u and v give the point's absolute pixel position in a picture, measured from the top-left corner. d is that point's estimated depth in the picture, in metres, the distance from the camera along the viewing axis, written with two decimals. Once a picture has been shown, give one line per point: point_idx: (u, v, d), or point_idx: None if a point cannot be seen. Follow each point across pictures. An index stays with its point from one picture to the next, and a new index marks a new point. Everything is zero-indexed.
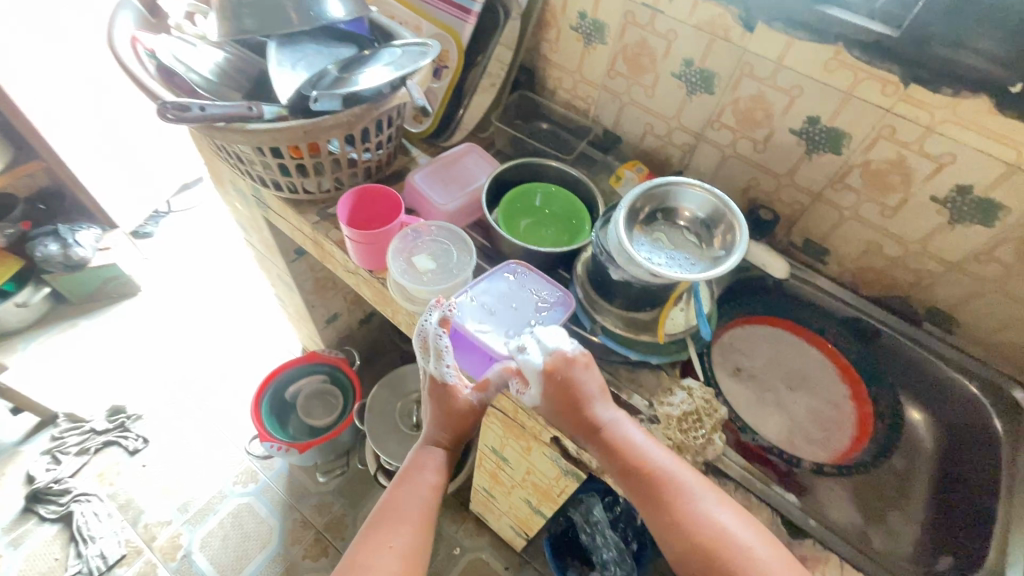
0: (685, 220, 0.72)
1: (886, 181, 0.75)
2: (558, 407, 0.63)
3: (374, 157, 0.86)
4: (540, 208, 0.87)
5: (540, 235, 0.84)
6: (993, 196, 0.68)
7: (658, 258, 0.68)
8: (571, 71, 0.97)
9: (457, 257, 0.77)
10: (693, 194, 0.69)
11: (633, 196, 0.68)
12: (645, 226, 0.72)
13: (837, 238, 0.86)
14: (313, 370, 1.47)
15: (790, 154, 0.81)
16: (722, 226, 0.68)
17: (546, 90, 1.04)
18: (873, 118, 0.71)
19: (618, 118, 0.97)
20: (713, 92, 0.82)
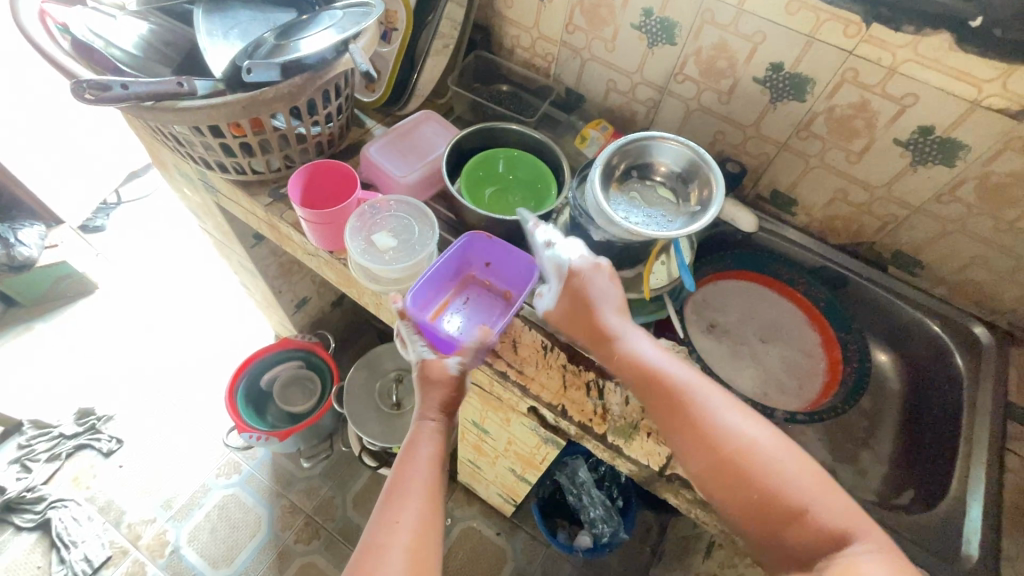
0: (662, 175, 0.70)
1: (850, 126, 0.74)
2: (574, 310, 0.65)
3: (325, 131, 0.81)
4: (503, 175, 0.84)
5: (503, 202, 0.81)
6: (954, 135, 0.68)
7: (636, 217, 0.67)
8: (529, 27, 0.93)
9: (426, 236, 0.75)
10: (668, 148, 0.68)
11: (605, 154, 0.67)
12: (621, 183, 0.70)
13: (805, 187, 0.85)
14: (290, 356, 1.43)
15: (755, 104, 0.79)
16: (698, 180, 0.67)
17: (504, 49, 0.99)
18: (836, 61, 0.69)
19: (580, 77, 0.93)
20: (675, 42, 0.79)
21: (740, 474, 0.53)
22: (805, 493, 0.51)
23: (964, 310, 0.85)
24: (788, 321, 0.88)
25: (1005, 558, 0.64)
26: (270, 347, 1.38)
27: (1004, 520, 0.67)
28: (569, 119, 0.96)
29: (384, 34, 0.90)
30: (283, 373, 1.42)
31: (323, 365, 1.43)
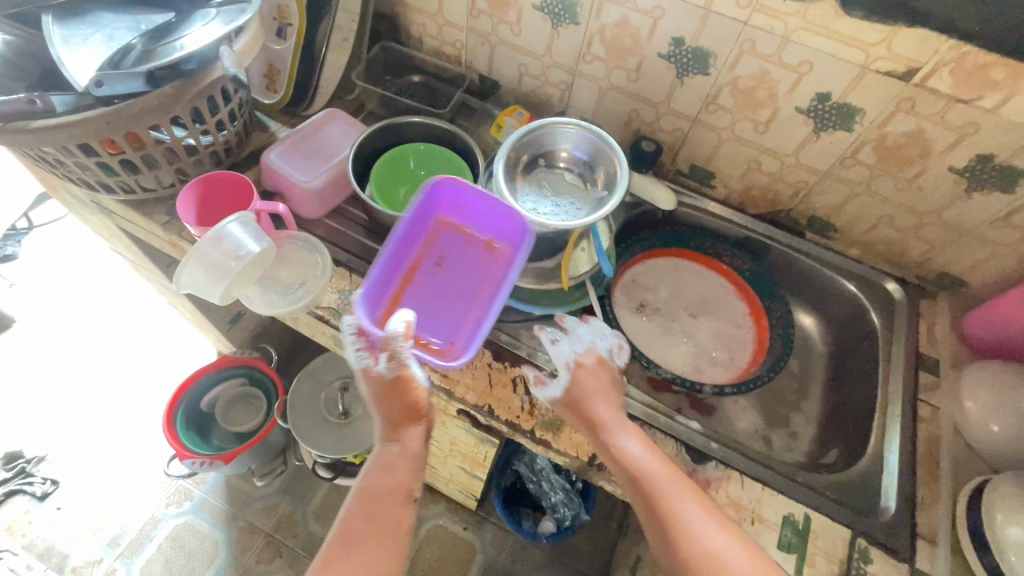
0: (567, 160, 0.74)
1: (755, 97, 0.74)
2: (567, 401, 0.63)
3: (218, 141, 0.76)
4: (416, 172, 0.81)
5: (425, 196, 0.79)
6: (850, 100, 0.69)
7: (545, 207, 0.71)
8: (432, 14, 0.88)
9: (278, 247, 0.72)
10: (568, 134, 0.71)
11: (515, 143, 0.69)
12: (529, 172, 0.74)
13: (719, 159, 0.85)
14: (233, 372, 1.37)
15: (663, 81, 0.78)
16: (601, 165, 0.70)
17: (410, 38, 0.95)
18: (734, 33, 0.69)
19: (491, 64, 0.91)
20: (577, 21, 0.77)
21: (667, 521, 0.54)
22: None
23: (879, 269, 0.88)
24: (716, 293, 0.89)
25: (919, 499, 0.68)
26: (206, 367, 1.31)
27: (919, 467, 0.70)
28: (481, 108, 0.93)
29: (278, 30, 0.85)
30: (223, 393, 1.36)
31: (267, 378, 1.37)
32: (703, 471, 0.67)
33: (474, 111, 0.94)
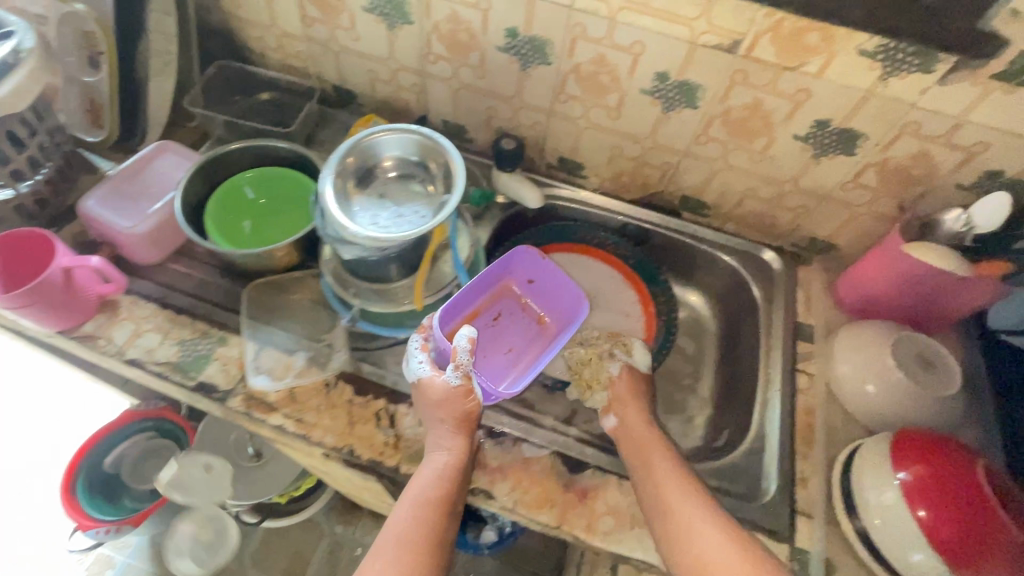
0: (397, 170, 0.93)
1: (750, 127, 0.97)
2: (665, 506, 0.80)
3: (18, 191, 0.95)
4: (256, 201, 1.03)
5: (268, 234, 1.01)
6: (854, 124, 0.90)
7: (385, 219, 0.86)
8: (382, 61, 1.10)
9: (307, 351, 0.96)
10: (395, 146, 0.92)
11: (349, 149, 0.89)
12: (361, 190, 0.89)
13: (678, 173, 1.12)
14: (138, 425, 1.42)
15: (646, 111, 1.01)
16: (429, 159, 0.92)
17: (364, 89, 1.18)
18: (729, 63, 0.88)
19: (455, 105, 1.14)
20: (550, 62, 0.98)
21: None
22: None
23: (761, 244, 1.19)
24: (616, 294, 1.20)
25: (801, 480, 0.90)
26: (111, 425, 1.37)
27: (796, 444, 0.94)
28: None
29: (91, 59, 1.00)
30: (130, 453, 1.44)
31: (176, 428, 1.45)
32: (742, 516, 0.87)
33: None
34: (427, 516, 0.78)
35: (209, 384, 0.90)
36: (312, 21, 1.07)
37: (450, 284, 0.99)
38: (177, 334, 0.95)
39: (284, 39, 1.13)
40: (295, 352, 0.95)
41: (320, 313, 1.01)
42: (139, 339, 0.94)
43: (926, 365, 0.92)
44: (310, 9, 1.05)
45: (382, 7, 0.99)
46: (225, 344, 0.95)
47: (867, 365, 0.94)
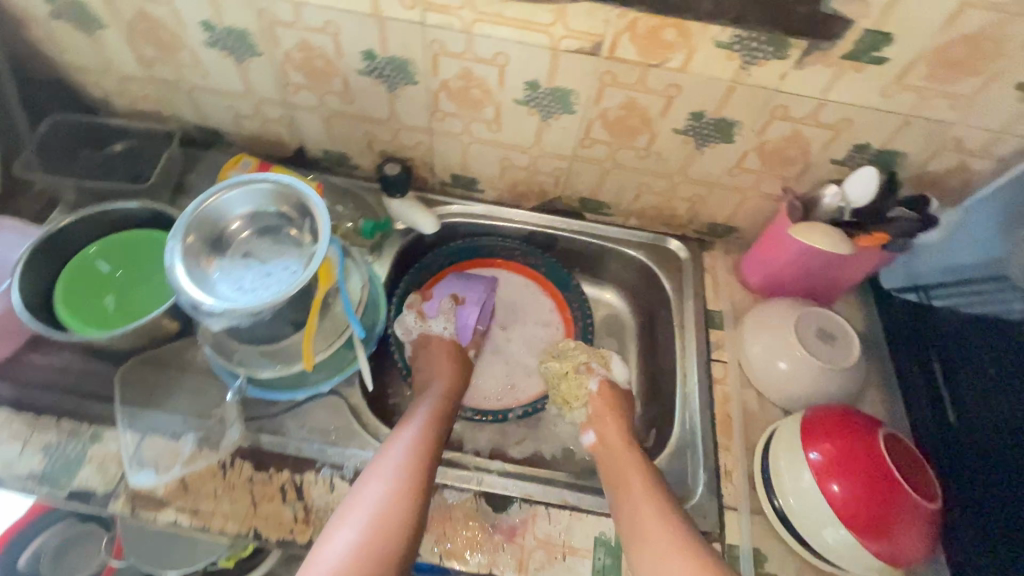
0: (254, 228, 0.57)
1: (783, 157, 0.67)
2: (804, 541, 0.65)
3: None
4: (113, 275, 0.66)
5: (135, 305, 0.65)
6: (892, 147, 0.63)
7: (249, 284, 0.54)
8: (240, 95, 0.73)
9: (196, 432, 0.61)
10: (238, 196, 0.56)
11: (189, 221, 0.53)
12: (252, 249, 0.56)
13: (705, 203, 0.77)
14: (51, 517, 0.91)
15: (679, 152, 0.69)
16: (291, 213, 0.57)
17: (350, 166, 0.83)
18: (762, 101, 0.61)
19: (329, 133, 0.77)
20: (415, 80, 0.66)
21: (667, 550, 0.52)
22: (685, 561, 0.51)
23: None
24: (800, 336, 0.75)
25: None
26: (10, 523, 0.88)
27: None
28: (338, 187, 0.83)
29: None
30: (50, 546, 0.91)
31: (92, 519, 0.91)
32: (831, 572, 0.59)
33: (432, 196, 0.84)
34: (423, 433, 0.61)
35: (84, 490, 0.57)
36: (152, 62, 0.71)
37: (341, 336, 0.65)
38: (41, 438, 0.59)
39: (126, 83, 0.75)
40: (180, 435, 0.60)
41: (208, 381, 0.65)
42: None
43: (827, 340, 0.68)
44: (141, 46, 0.69)
45: (224, 40, 0.66)
46: (100, 441, 0.59)
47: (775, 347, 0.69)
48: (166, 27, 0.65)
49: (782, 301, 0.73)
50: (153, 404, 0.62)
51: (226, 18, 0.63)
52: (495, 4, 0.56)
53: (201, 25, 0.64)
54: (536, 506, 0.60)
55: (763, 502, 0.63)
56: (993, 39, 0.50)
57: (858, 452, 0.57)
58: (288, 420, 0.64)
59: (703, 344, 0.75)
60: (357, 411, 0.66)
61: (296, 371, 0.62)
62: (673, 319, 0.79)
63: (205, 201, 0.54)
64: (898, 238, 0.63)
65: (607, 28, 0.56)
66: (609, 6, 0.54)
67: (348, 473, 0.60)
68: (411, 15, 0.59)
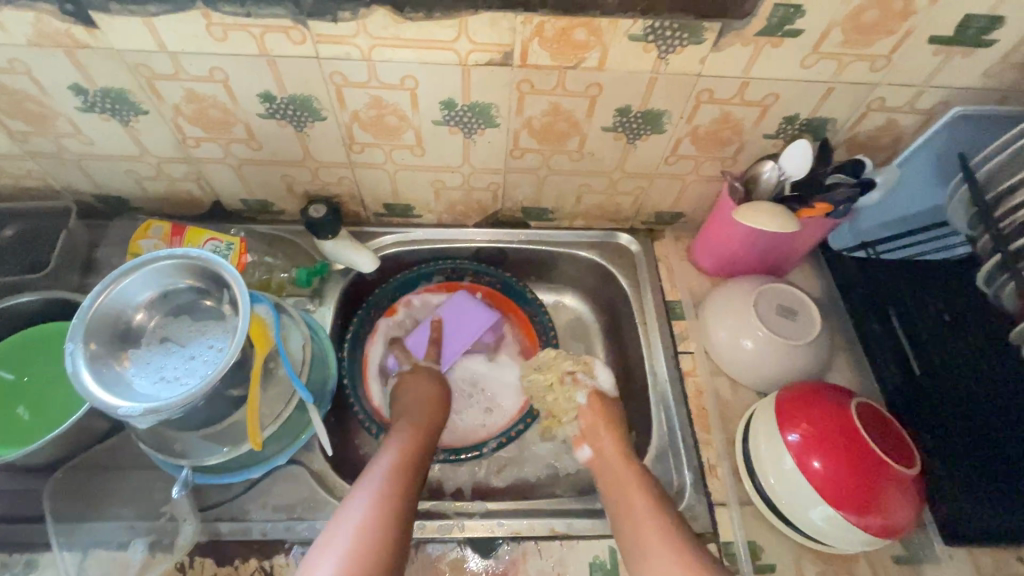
0: (169, 311, 0.52)
1: (717, 139, 0.65)
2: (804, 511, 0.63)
3: None
4: (20, 382, 0.60)
5: (54, 410, 0.59)
6: (821, 114, 0.62)
7: (175, 373, 0.49)
8: (136, 157, 0.67)
9: (145, 536, 0.55)
10: (141, 280, 0.50)
11: (87, 320, 0.47)
12: (171, 336, 0.51)
13: (647, 194, 0.75)
14: None
15: (612, 149, 0.67)
16: (208, 284, 0.52)
17: (274, 211, 0.77)
18: (686, 87, 0.59)
19: (243, 184, 0.72)
20: (323, 116, 0.62)
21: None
22: (665, 522, 0.54)
23: None
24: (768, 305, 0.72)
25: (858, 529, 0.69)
26: None
27: None
28: (265, 237, 0.77)
29: None
30: None
31: None
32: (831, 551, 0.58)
33: (369, 230, 0.79)
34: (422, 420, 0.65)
35: None
36: (26, 136, 0.63)
37: (289, 402, 0.60)
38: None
39: (2, 163, 0.67)
40: (129, 544, 0.55)
41: (151, 475, 0.59)
42: None
43: (789, 316, 0.68)
44: (8, 120, 0.61)
45: (101, 102, 0.59)
46: (37, 568, 0.54)
47: (738, 330, 0.68)
48: (31, 97, 0.58)
49: (739, 281, 0.72)
50: (92, 515, 0.56)
51: (98, 79, 0.56)
52: (391, 28, 0.52)
53: (71, 90, 0.58)
54: (525, 543, 0.58)
55: (751, 490, 0.62)
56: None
57: (837, 427, 0.56)
58: (248, 503, 0.59)
59: (668, 338, 0.74)
60: (321, 478, 0.61)
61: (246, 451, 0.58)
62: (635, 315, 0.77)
63: (101, 295, 0.48)
64: (841, 205, 0.62)
65: (515, 37, 0.53)
66: (513, 13, 0.50)
67: None
68: (304, 50, 0.54)
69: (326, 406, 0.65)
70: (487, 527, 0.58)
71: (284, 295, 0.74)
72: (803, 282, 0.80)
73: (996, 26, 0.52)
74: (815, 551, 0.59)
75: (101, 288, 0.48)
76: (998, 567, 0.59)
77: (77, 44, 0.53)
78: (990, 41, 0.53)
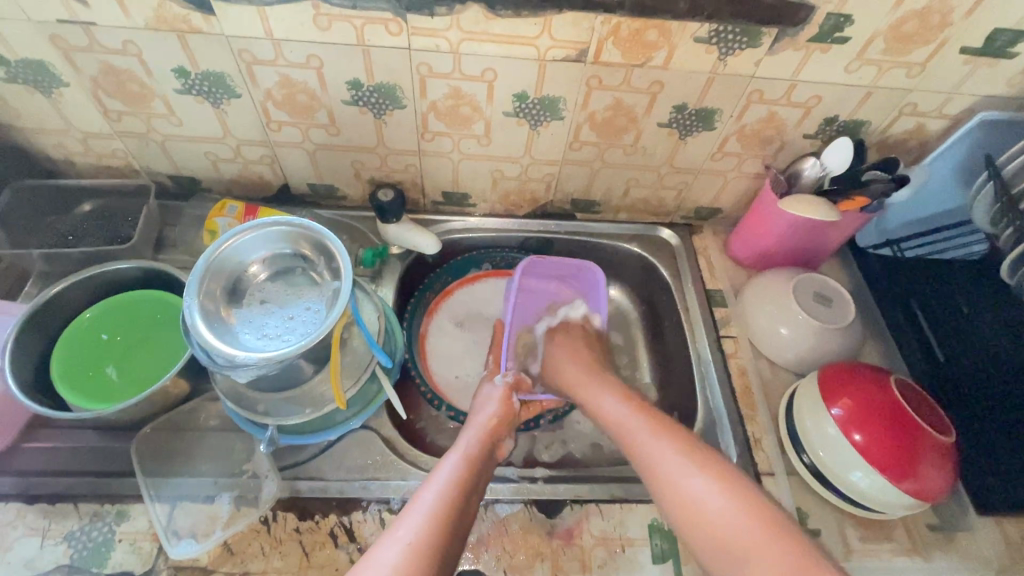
0: (269, 276, 0.56)
1: (761, 137, 0.71)
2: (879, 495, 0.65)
3: None
4: (112, 342, 0.64)
5: (143, 369, 0.63)
6: (858, 117, 0.68)
7: (275, 331, 0.53)
8: (218, 139, 0.71)
9: (230, 491, 0.58)
10: (249, 243, 0.54)
11: (202, 276, 0.52)
12: (269, 299, 0.55)
13: (690, 190, 0.81)
14: None
15: (664, 145, 0.72)
16: (306, 251, 0.56)
17: (338, 197, 0.81)
18: (739, 88, 0.64)
19: (314, 168, 0.76)
20: (403, 105, 0.66)
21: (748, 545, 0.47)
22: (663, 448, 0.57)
23: None
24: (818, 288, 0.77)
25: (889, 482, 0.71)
26: None
27: None
28: (329, 220, 0.81)
29: None
30: None
31: None
32: (871, 514, 0.63)
33: (426, 218, 0.84)
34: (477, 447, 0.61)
35: (121, 572, 0.53)
36: (121, 116, 0.67)
37: (365, 369, 0.64)
38: (61, 526, 0.55)
39: (90, 141, 0.71)
40: (215, 497, 0.58)
41: (233, 436, 0.63)
42: (10, 552, 0.54)
43: (825, 303, 0.73)
44: (107, 100, 0.65)
45: (199, 85, 0.64)
46: (128, 518, 0.56)
47: (778, 315, 0.73)
48: (134, 78, 0.63)
49: (778, 271, 0.77)
50: (178, 470, 0.59)
51: (202, 63, 0.61)
52: (481, 22, 0.57)
53: (174, 72, 0.62)
54: (587, 505, 0.61)
55: (796, 464, 0.66)
56: (940, 11, 0.56)
57: (877, 404, 0.60)
58: (324, 463, 0.62)
59: (710, 323, 0.78)
60: (391, 443, 0.65)
61: (326, 412, 0.61)
62: (677, 303, 0.82)
63: (214, 253, 0.52)
64: (876, 200, 0.68)
65: (592, 35, 0.58)
66: (594, 14, 0.56)
67: (397, 506, 0.60)
68: (398, 41, 0.59)
69: (395, 373, 0.68)
70: (549, 491, 0.62)
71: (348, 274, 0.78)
72: (832, 276, 0.85)
73: (1020, 40, 0.58)
74: (855, 518, 0.64)
75: (213, 246, 0.53)
76: None
77: (190, 29, 0.57)
78: (1015, 53, 0.59)
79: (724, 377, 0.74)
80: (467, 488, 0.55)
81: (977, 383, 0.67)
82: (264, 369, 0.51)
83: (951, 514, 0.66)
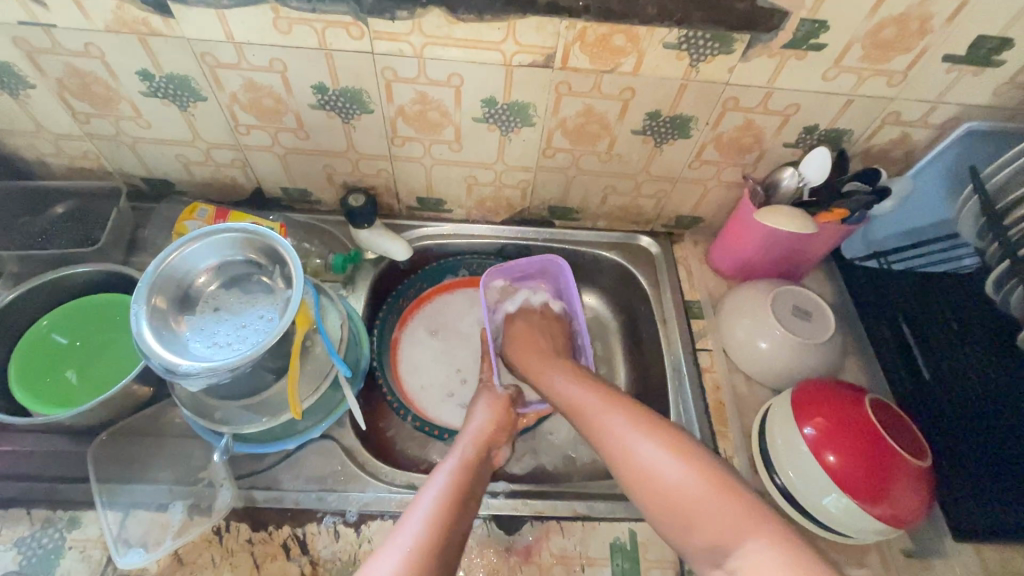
0: (222, 284, 0.55)
1: (740, 146, 0.69)
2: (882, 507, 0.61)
3: None
4: (72, 346, 0.63)
5: (100, 375, 0.62)
6: (838, 126, 0.66)
7: (225, 339, 0.52)
8: (187, 142, 0.71)
9: (184, 500, 0.58)
10: (201, 250, 0.54)
11: (150, 287, 0.51)
12: (222, 307, 0.54)
13: (669, 198, 0.79)
14: None
15: (640, 152, 0.71)
16: (260, 257, 0.55)
17: (312, 201, 0.81)
18: (713, 95, 0.63)
19: (286, 172, 0.75)
20: (370, 109, 0.65)
21: (695, 509, 0.48)
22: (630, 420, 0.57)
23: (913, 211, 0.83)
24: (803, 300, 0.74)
25: None
26: None
27: None
28: (302, 225, 0.80)
29: None
30: None
31: None
32: (843, 539, 0.61)
33: (401, 223, 0.83)
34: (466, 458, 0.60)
35: None
36: (89, 118, 0.67)
37: (326, 378, 0.63)
38: (13, 532, 0.55)
39: (61, 142, 0.71)
40: (168, 505, 0.57)
41: (191, 443, 0.62)
42: None
43: (804, 316, 0.70)
44: (74, 103, 0.65)
45: (164, 88, 0.63)
46: (79, 526, 0.56)
47: (754, 328, 0.71)
48: (99, 80, 0.62)
49: (757, 283, 0.74)
50: (133, 478, 0.59)
51: (165, 66, 0.60)
52: (444, 27, 0.55)
53: (138, 75, 0.62)
54: (547, 522, 0.60)
55: (767, 484, 0.64)
56: (919, 18, 0.53)
57: (854, 424, 0.58)
58: (282, 472, 0.61)
59: (687, 335, 0.77)
60: (353, 453, 0.64)
61: (284, 421, 0.60)
62: (654, 314, 0.80)
63: (164, 262, 0.52)
64: (857, 211, 0.66)
65: (557, 40, 0.57)
66: (558, 19, 0.54)
67: (352, 518, 0.58)
68: (360, 45, 0.58)
69: (359, 381, 0.67)
70: (511, 507, 0.60)
71: (320, 280, 0.77)
72: (816, 288, 0.83)
73: (1006, 48, 0.55)
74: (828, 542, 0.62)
75: (161, 253, 0.52)
76: (1005, 564, 0.61)
77: (151, 31, 0.57)
78: (1000, 61, 0.57)
79: (698, 392, 0.72)
80: (462, 497, 0.53)
81: (960, 404, 0.64)
82: (213, 378, 0.50)
83: (931, 539, 0.63)
